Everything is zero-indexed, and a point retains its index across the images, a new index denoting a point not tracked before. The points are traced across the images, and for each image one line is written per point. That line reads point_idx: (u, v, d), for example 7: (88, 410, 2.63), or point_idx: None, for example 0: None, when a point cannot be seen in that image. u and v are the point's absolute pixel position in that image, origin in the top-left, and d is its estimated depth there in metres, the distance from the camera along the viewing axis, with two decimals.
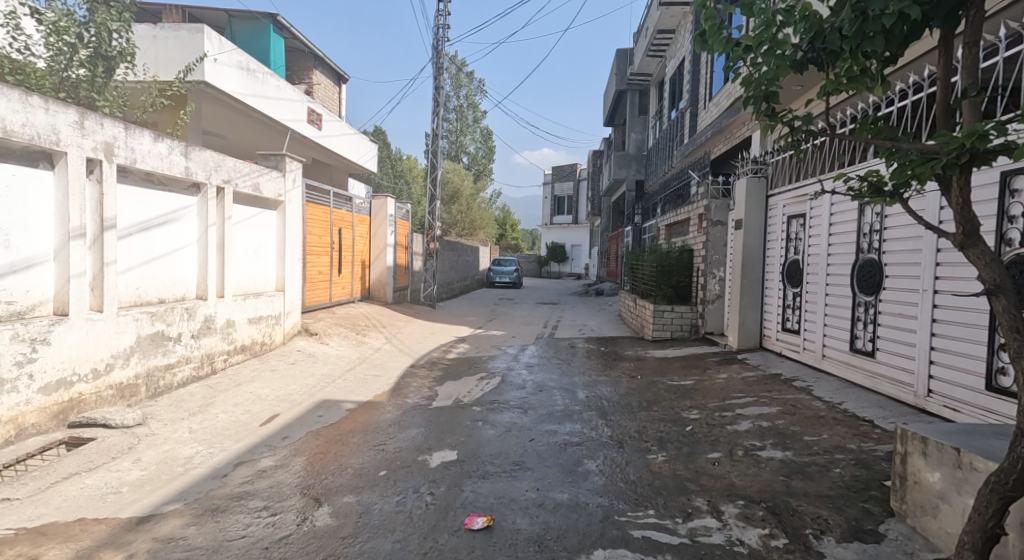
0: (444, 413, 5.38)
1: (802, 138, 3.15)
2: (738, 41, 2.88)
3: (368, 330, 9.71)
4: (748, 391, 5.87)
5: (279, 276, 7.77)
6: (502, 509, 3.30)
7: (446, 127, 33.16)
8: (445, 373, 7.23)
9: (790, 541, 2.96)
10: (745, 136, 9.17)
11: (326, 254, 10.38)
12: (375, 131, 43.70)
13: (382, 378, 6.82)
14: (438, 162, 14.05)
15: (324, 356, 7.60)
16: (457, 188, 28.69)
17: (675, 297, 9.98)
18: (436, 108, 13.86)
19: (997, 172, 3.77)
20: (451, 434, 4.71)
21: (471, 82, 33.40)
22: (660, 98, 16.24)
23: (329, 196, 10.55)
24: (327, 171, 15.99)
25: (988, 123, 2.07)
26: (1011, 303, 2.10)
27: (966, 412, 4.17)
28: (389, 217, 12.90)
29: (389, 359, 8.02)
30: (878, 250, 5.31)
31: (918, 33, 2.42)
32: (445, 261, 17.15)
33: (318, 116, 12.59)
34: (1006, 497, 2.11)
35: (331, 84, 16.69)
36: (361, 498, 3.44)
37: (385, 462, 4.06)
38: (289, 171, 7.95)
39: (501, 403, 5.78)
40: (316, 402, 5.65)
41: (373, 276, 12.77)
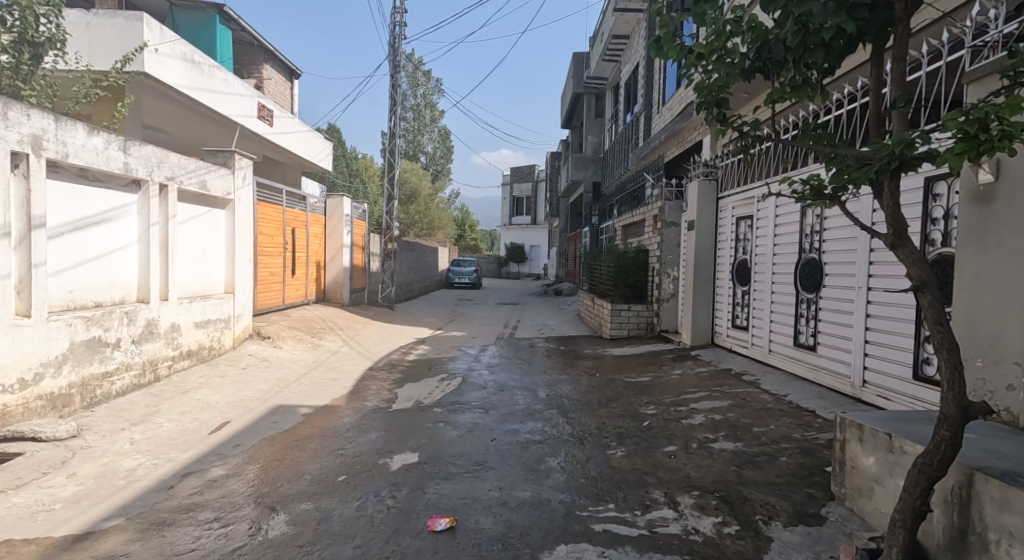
0: (405, 416, 5.38)
1: (749, 143, 3.32)
2: (690, 48, 3.00)
3: (324, 333, 9.56)
4: (701, 386, 6.11)
5: (229, 278, 7.57)
6: (465, 510, 3.35)
7: (403, 126, 32.87)
8: (406, 375, 7.21)
9: (741, 528, 3.12)
10: (696, 140, 9.49)
11: (279, 255, 10.16)
12: (329, 129, 42.79)
13: (340, 382, 6.74)
14: (396, 161, 13.88)
15: (278, 360, 7.46)
16: (415, 188, 28.45)
17: (632, 296, 10.22)
18: (392, 107, 13.73)
19: (921, 177, 4.06)
20: (413, 437, 4.72)
21: (428, 81, 33.16)
22: (616, 101, 16.57)
23: (281, 195, 10.33)
24: (280, 169, 15.61)
25: (914, 132, 2.27)
26: (935, 298, 2.29)
27: (897, 400, 4.48)
28: (346, 217, 12.71)
29: (348, 362, 7.94)
30: (819, 250, 5.61)
31: (853, 46, 2.61)
32: (404, 262, 17.03)
33: (269, 112, 12.29)
34: (931, 476, 2.31)
35: (282, 79, 16.29)
36: (320, 505, 3.42)
37: (345, 467, 4.04)
38: (239, 168, 7.74)
39: (462, 403, 5.82)
40: (270, 408, 5.55)
41: (329, 277, 12.56)
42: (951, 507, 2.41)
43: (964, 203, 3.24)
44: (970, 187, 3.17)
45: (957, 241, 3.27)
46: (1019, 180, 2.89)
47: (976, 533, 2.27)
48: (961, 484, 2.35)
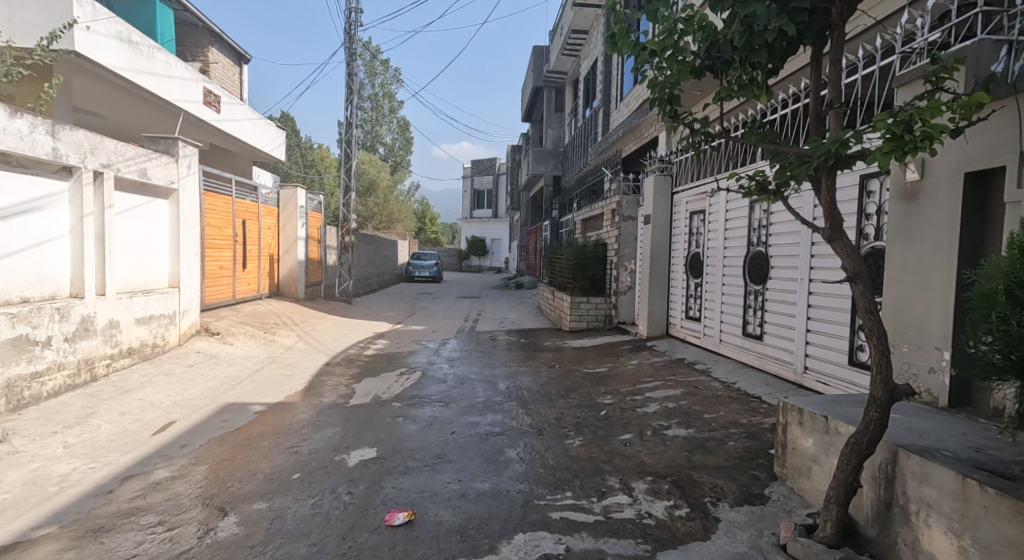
0: (362, 411, 5.34)
1: (699, 140, 3.45)
2: (644, 45, 3.08)
3: (278, 328, 9.34)
4: (656, 376, 6.31)
5: (173, 272, 7.31)
6: (423, 503, 3.37)
7: (360, 116, 32.21)
8: (364, 370, 7.14)
9: (691, 510, 3.26)
10: (653, 136, 9.69)
11: (229, 247, 9.85)
12: (283, 117, 41.53)
13: (294, 378, 6.62)
14: (353, 152, 13.62)
15: (229, 357, 7.27)
16: (373, 180, 27.94)
17: (591, 289, 10.39)
18: (349, 96, 13.44)
19: (857, 175, 4.30)
20: (371, 432, 4.70)
21: (386, 70, 32.53)
22: (575, 96, 16.72)
23: (231, 184, 10.01)
24: (229, 158, 15.08)
25: (848, 131, 2.41)
26: (866, 288, 2.46)
27: (835, 385, 4.74)
28: (300, 209, 12.41)
29: (302, 358, 7.79)
30: (765, 243, 5.85)
31: (794, 49, 2.74)
32: (362, 255, 16.77)
33: (216, 97, 11.84)
34: (862, 455, 2.47)
35: (230, 63, 15.69)
36: (273, 504, 3.38)
37: (300, 464, 3.99)
38: (183, 156, 7.45)
39: (422, 397, 5.82)
40: (219, 406, 5.40)
41: (283, 271, 12.26)
42: (878, 484, 2.58)
43: (894, 200, 3.45)
44: (900, 185, 3.38)
45: (888, 235, 3.47)
46: (943, 179, 3.10)
47: (900, 505, 2.43)
48: (888, 461, 2.52)
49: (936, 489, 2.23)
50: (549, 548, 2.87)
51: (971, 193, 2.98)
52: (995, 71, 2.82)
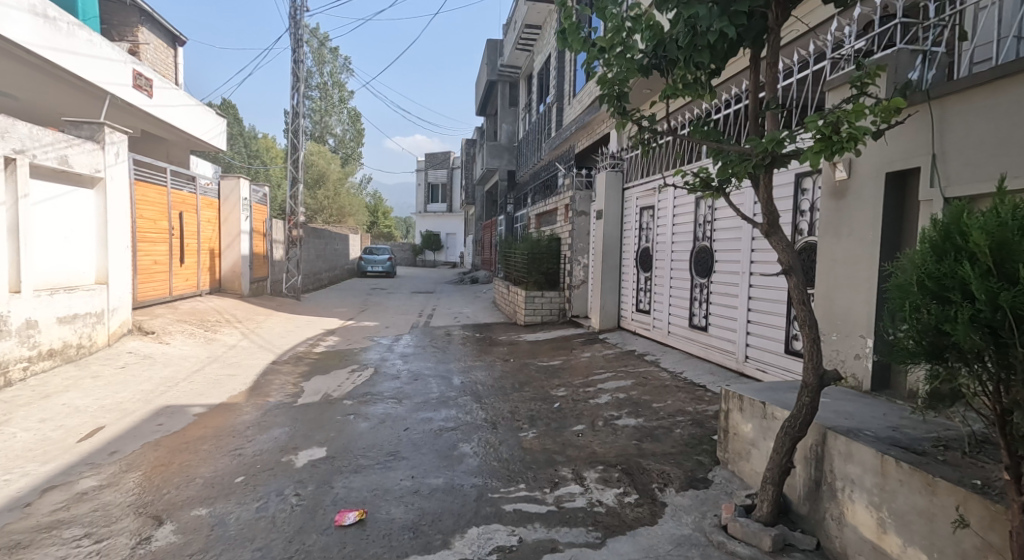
0: (311, 410, 5.24)
1: (647, 137, 3.55)
2: (594, 42, 3.13)
3: (219, 326, 9.01)
4: (608, 367, 6.47)
5: (101, 267, 6.93)
6: (375, 502, 3.35)
7: (308, 105, 31.27)
8: (313, 368, 6.99)
9: (639, 496, 3.37)
10: (604, 133, 9.86)
11: (164, 241, 9.43)
12: (225, 105, 39.83)
13: (238, 378, 6.42)
14: (300, 143, 13.21)
15: (165, 357, 6.97)
16: (323, 172, 27.20)
17: (545, 283, 10.50)
18: (295, 84, 13.05)
19: (792, 173, 4.53)
20: (320, 431, 4.63)
21: (335, 59, 31.62)
22: (529, 91, 16.78)
23: (165, 174, 9.58)
24: (164, 147, 14.39)
25: (783, 131, 2.55)
26: (799, 280, 2.61)
27: (773, 372, 4.98)
28: (243, 201, 11.98)
29: (246, 356, 7.55)
30: (710, 238, 6.08)
31: (734, 51, 2.87)
32: (311, 249, 16.34)
33: (147, 81, 11.27)
34: (795, 437, 2.63)
35: (163, 44, 14.92)
36: (214, 510, 3.28)
37: (243, 467, 3.89)
38: (109, 143, 7.07)
39: (374, 395, 5.75)
40: (155, 409, 5.19)
41: (225, 266, 11.82)
42: (809, 464, 2.75)
43: (824, 198, 3.65)
44: (830, 183, 3.58)
45: (819, 232, 3.68)
46: (867, 178, 3.31)
47: (828, 482, 2.60)
48: (818, 441, 2.69)
49: (859, 467, 2.40)
50: (502, 540, 2.91)
51: (891, 192, 3.19)
52: (912, 78, 3.05)
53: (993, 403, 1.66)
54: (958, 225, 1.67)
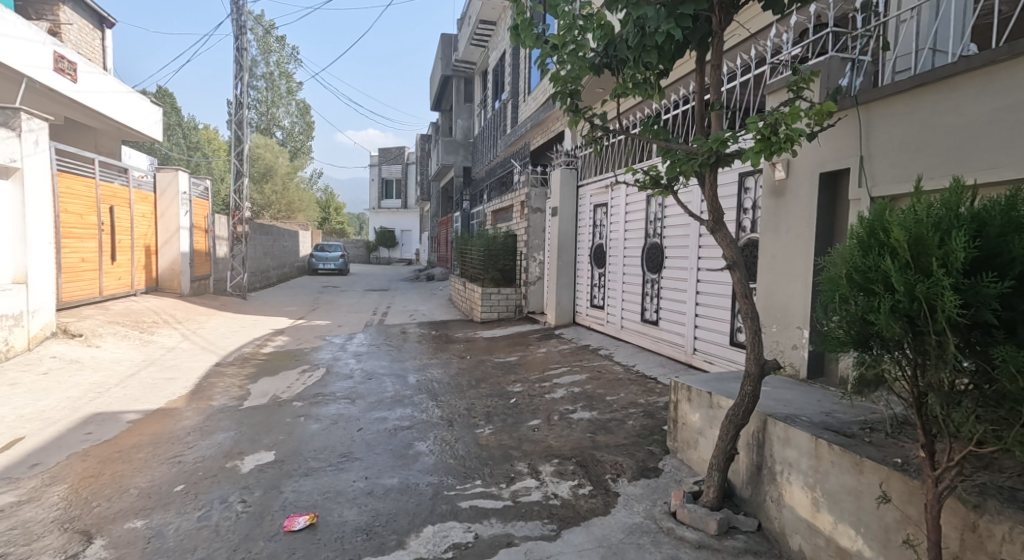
0: (258, 413, 5.11)
1: (599, 134, 3.62)
2: (546, 39, 3.16)
3: (156, 328, 8.61)
4: (564, 362, 6.58)
5: (19, 265, 6.51)
6: (326, 505, 3.30)
7: (253, 96, 30.15)
8: (260, 370, 6.80)
9: (593, 487, 3.46)
10: (559, 130, 9.98)
11: (93, 237, 8.94)
12: (161, 93, 37.90)
13: (177, 381, 6.16)
14: (245, 135, 12.76)
15: (95, 361, 6.62)
16: (270, 166, 26.34)
17: (501, 280, 10.54)
18: (238, 72, 12.58)
19: (736, 173, 4.72)
20: (268, 434, 4.51)
21: (282, 48, 30.56)
22: (485, 87, 16.77)
23: (94, 165, 9.09)
24: (92, 136, 13.60)
25: (727, 132, 2.66)
26: (742, 275, 2.74)
27: (719, 363, 5.19)
28: (182, 195, 11.48)
29: (186, 358, 7.26)
30: (660, 235, 6.26)
31: (681, 52, 2.96)
32: (257, 246, 15.81)
33: (71, 65, 10.62)
34: (738, 425, 2.76)
35: (87, 25, 14.05)
36: (151, 521, 3.15)
37: (183, 476, 3.75)
38: (27, 130, 6.65)
39: (326, 395, 5.65)
40: (83, 417, 4.92)
41: (163, 264, 11.31)
42: (752, 450, 2.89)
43: (765, 196, 3.82)
44: (770, 182, 3.75)
45: (759, 229, 3.85)
46: (803, 178, 3.49)
47: (768, 467, 2.75)
48: (759, 428, 2.83)
49: (796, 450, 2.54)
50: (458, 537, 2.93)
51: (825, 191, 3.38)
52: (842, 84, 3.23)
53: (911, 387, 1.78)
54: (882, 222, 1.79)
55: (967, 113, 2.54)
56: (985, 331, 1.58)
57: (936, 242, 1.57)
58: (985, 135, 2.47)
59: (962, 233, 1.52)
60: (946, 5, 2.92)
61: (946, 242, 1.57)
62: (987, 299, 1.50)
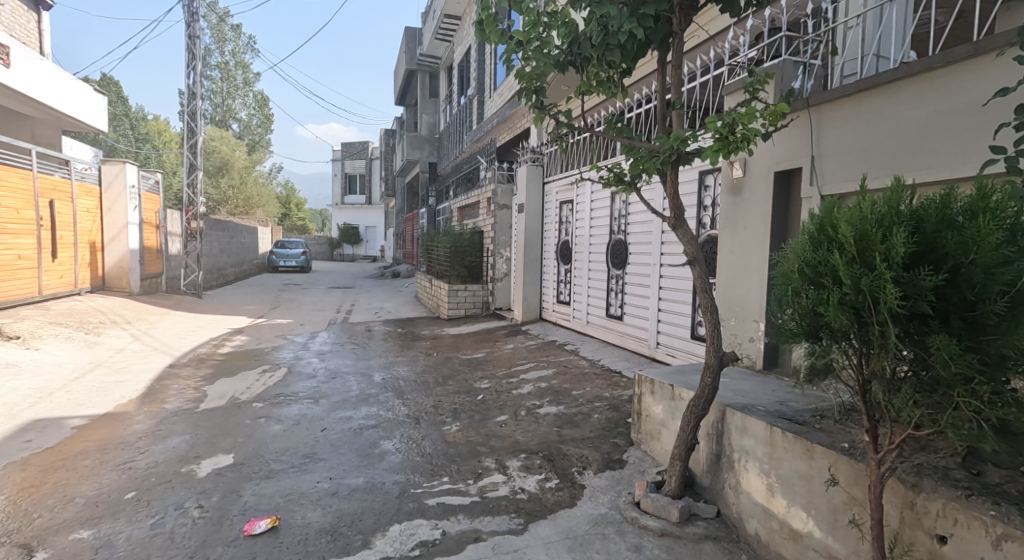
0: (215, 415, 4.98)
1: (563, 132, 3.65)
2: (510, 35, 3.17)
3: (102, 329, 8.28)
4: (531, 358, 6.64)
5: None
6: (289, 507, 3.26)
7: (206, 85, 29.08)
8: (217, 371, 6.62)
9: (560, 481, 3.51)
10: (524, 127, 10.02)
11: (30, 233, 8.55)
12: (106, 81, 36.15)
13: (127, 384, 5.95)
14: (199, 127, 12.37)
15: (36, 365, 6.32)
16: (226, 159, 25.56)
17: (468, 276, 10.51)
18: (191, 61, 12.16)
19: (696, 171, 4.84)
20: (226, 437, 4.41)
21: (237, 37, 29.54)
22: (450, 82, 16.68)
23: (31, 157, 8.67)
24: (29, 126, 12.93)
25: (687, 130, 2.74)
26: (702, 270, 2.82)
27: (681, 356, 5.32)
28: (130, 188, 11.05)
29: (137, 360, 7.01)
30: (624, 232, 6.36)
31: (643, 51, 3.01)
32: (213, 243, 15.33)
33: (4, 50, 10.07)
34: (698, 415, 2.85)
35: (21, 7, 13.29)
36: (100, 531, 3.04)
37: (134, 482, 3.62)
38: None
39: (287, 396, 5.55)
40: (23, 424, 4.69)
41: (109, 262, 10.87)
42: (711, 440, 2.98)
43: (724, 194, 3.94)
44: (729, 180, 3.87)
45: (718, 225, 3.97)
46: (759, 176, 3.61)
47: (726, 455, 2.85)
48: (718, 418, 2.92)
49: (752, 439, 2.64)
50: (425, 535, 2.93)
51: (779, 189, 3.51)
52: (794, 87, 3.35)
53: (856, 375, 1.88)
54: (831, 218, 1.88)
55: (908, 116, 2.68)
56: (922, 321, 1.68)
57: (879, 238, 1.66)
58: (923, 137, 2.61)
59: (901, 229, 1.62)
60: (888, 13, 3.08)
61: (888, 238, 1.66)
62: (923, 292, 1.60)
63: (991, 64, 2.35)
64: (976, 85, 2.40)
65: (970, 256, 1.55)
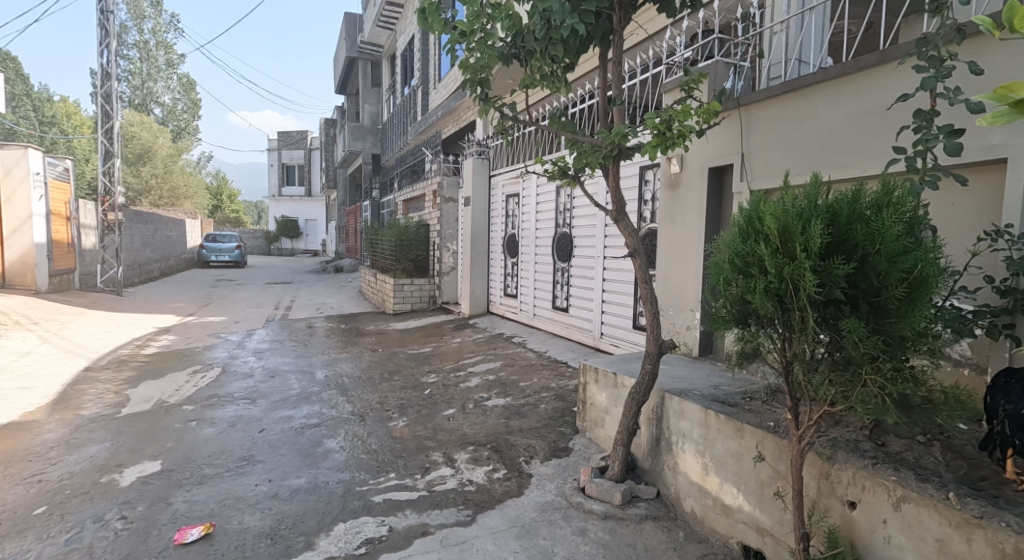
0: (139, 420, 4.73)
1: (509, 125, 3.68)
2: (454, 25, 3.15)
3: (5, 331, 7.66)
4: (479, 351, 6.67)
5: None
6: (224, 513, 3.15)
7: (123, 66, 27.11)
8: (141, 373, 6.27)
9: (507, 471, 3.57)
10: (470, 120, 10.00)
11: None
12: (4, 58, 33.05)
13: (35, 390, 5.55)
14: (115, 110, 11.67)
15: None
16: (148, 146, 24.04)
17: (414, 270, 10.41)
18: (104, 39, 11.39)
19: (637, 166, 5.00)
20: (152, 443, 4.21)
21: (158, 15, 27.69)
22: (393, 72, 16.38)
23: None
24: None
25: (627, 126, 2.83)
26: (642, 261, 2.93)
27: (623, 346, 5.50)
28: (34, 175, 10.28)
29: (49, 364, 6.55)
30: (569, 225, 6.48)
31: (585, 46, 3.08)
32: (134, 236, 14.46)
33: None
34: (639, 401, 2.97)
35: None
36: (7, 551, 2.84)
37: (46, 496, 3.40)
38: None
39: (221, 397, 5.35)
40: None
41: (11, 257, 10.08)
42: (652, 424, 3.11)
43: (662, 188, 4.09)
44: (667, 175, 4.02)
45: (657, 219, 4.12)
46: (695, 172, 3.77)
47: (666, 438, 2.98)
48: (658, 403, 3.05)
49: (688, 422, 2.78)
50: (370, 532, 2.92)
51: (713, 184, 3.67)
52: (727, 86, 3.52)
53: (780, 358, 2.00)
54: (757, 212, 2.00)
55: (826, 117, 2.87)
56: (836, 307, 1.82)
57: (799, 230, 1.78)
58: (839, 136, 2.80)
59: (818, 222, 1.75)
60: (808, 20, 3.30)
61: (807, 231, 1.79)
62: (837, 279, 1.73)
63: (895, 71, 2.55)
64: (883, 90, 2.61)
65: (876, 247, 1.71)
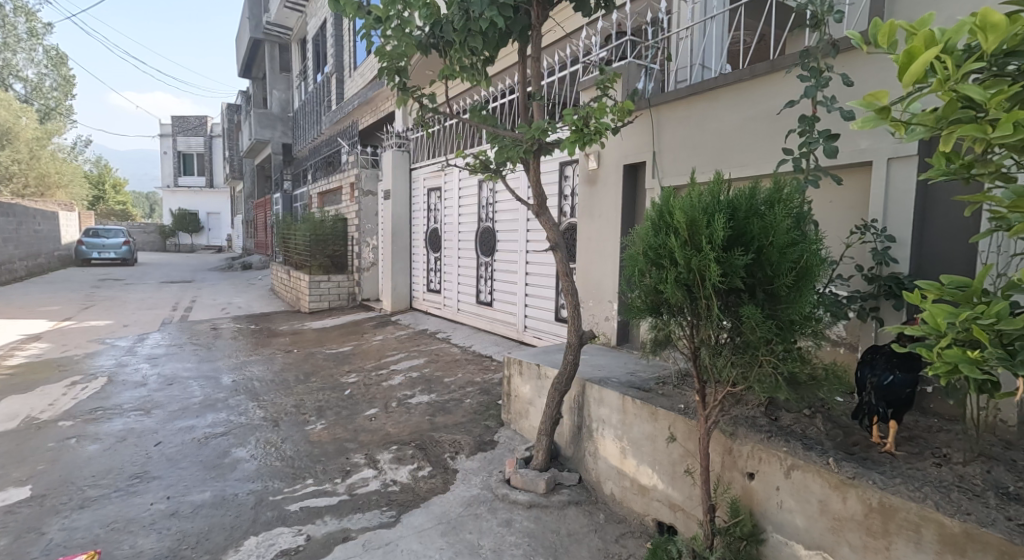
0: (5, 441, 4.26)
1: (428, 117, 3.64)
2: (369, 11, 3.05)
3: None
4: (401, 348, 6.58)
5: None
6: (114, 538, 2.92)
7: None
8: (8, 388, 5.62)
9: (432, 468, 3.57)
10: (388, 110, 9.79)
11: None
12: None
13: None
14: None
15: None
16: (7, 126, 20.59)
17: (331, 266, 10.06)
18: None
19: (557, 162, 5.12)
20: (21, 466, 3.81)
21: None
22: (304, 57, 15.69)
23: None
24: None
25: (547, 121, 2.88)
26: (563, 256, 3.02)
27: (547, 338, 5.64)
28: None
29: None
30: (491, 220, 6.53)
31: (504, 40, 3.12)
32: None
33: None
34: (561, 391, 3.06)
35: None
36: None
37: None
38: None
39: (109, 409, 4.93)
40: None
41: None
42: (574, 412, 3.21)
43: (582, 183, 4.21)
44: (586, 171, 4.15)
45: (577, 215, 4.24)
46: (611, 169, 3.92)
47: (587, 425, 3.10)
48: (579, 392, 3.16)
49: (608, 408, 2.91)
50: (285, 544, 2.82)
51: (627, 180, 3.84)
52: (638, 87, 3.68)
53: (689, 343, 2.13)
54: (668, 207, 2.12)
55: (726, 119, 3.08)
56: (737, 295, 1.98)
57: (705, 223, 1.92)
58: (738, 137, 3.02)
59: (721, 216, 1.88)
60: (711, 28, 3.52)
61: (711, 225, 1.93)
62: (736, 270, 1.88)
63: (785, 80, 2.79)
64: (775, 96, 2.84)
65: (769, 240, 1.87)
